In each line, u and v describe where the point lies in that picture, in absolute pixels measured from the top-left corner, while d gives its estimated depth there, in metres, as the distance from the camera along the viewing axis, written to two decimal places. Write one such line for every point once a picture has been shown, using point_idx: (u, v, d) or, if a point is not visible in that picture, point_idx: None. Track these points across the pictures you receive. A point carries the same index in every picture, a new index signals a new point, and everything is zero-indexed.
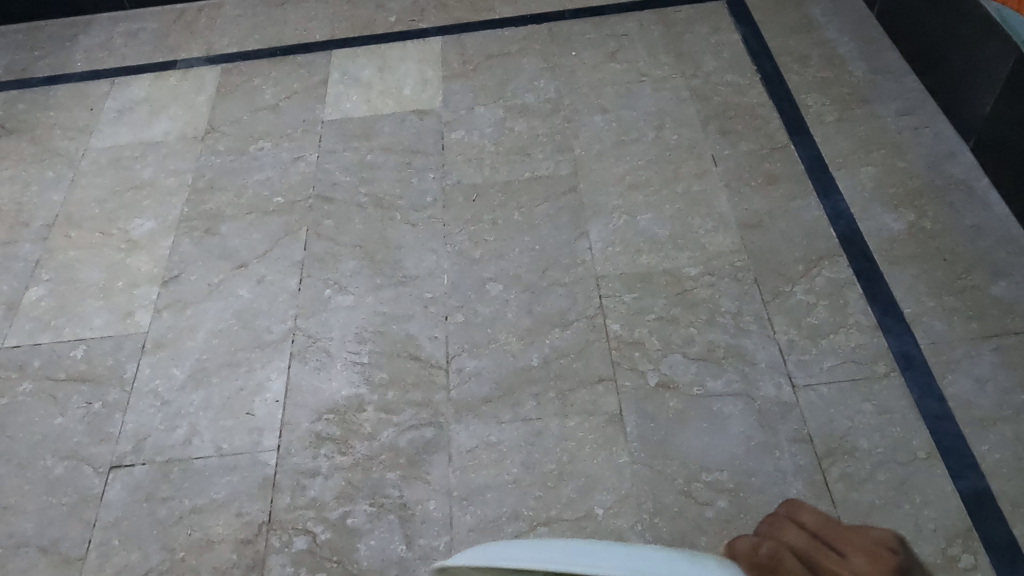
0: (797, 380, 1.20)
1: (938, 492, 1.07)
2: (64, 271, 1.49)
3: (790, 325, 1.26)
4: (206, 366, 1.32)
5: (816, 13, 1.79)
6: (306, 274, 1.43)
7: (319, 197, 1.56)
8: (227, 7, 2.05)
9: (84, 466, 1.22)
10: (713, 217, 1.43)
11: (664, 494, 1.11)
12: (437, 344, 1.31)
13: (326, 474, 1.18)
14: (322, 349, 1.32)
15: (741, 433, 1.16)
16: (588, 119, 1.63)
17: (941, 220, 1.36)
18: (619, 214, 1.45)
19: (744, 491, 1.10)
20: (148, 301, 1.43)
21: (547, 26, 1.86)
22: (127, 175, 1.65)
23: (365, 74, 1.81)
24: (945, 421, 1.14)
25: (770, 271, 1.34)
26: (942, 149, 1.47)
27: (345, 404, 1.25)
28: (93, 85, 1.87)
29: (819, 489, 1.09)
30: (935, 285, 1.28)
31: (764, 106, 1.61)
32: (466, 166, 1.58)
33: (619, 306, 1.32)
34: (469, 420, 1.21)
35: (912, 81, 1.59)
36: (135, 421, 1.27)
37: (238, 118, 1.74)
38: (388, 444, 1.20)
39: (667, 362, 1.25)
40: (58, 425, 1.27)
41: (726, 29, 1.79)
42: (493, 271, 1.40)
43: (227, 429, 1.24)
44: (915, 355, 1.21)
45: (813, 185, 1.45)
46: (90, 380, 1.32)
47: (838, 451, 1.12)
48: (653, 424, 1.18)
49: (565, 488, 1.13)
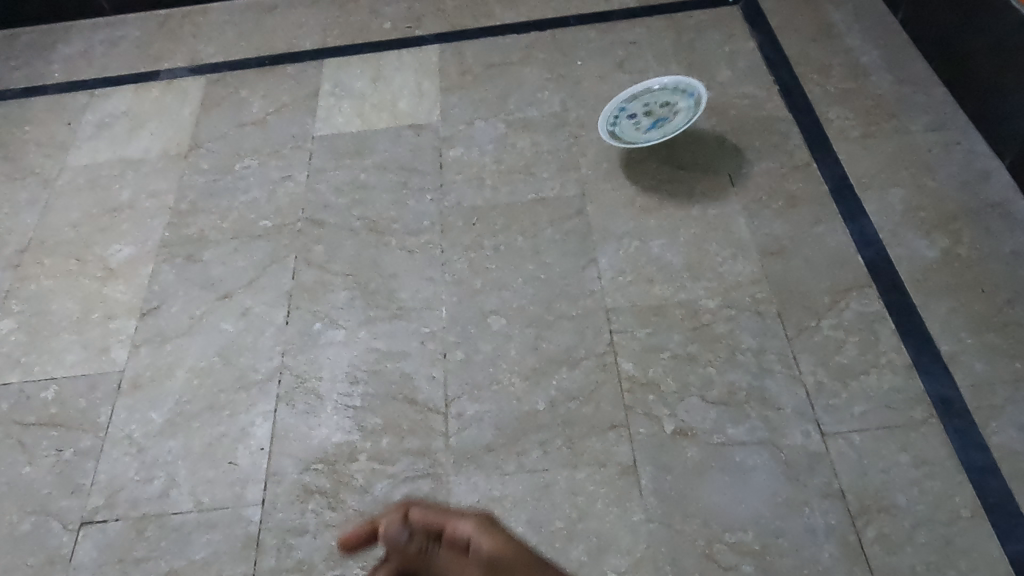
0: (826, 427, 1.10)
1: (985, 555, 0.98)
2: (36, 302, 1.40)
3: (817, 365, 1.17)
4: (186, 409, 1.23)
5: (835, 18, 1.69)
6: (294, 306, 1.33)
7: (309, 220, 1.46)
8: (213, 13, 1.94)
9: (52, 522, 1.13)
10: (731, 242, 1.33)
11: (683, 557, 1.01)
12: (435, 385, 1.21)
13: (314, 532, 1.08)
14: (311, 390, 1.23)
15: (766, 487, 1.06)
16: (595, 134, 1.53)
17: (978, 247, 1.26)
18: (630, 240, 1.35)
19: (771, 554, 1.01)
20: (125, 335, 1.33)
21: (551, 33, 1.76)
22: (105, 196, 1.55)
23: (358, 86, 1.70)
24: (989, 474, 1.04)
25: (794, 303, 1.24)
26: (976, 167, 1.37)
27: (335, 452, 1.16)
28: (71, 97, 1.77)
29: (854, 552, 1.00)
30: (974, 319, 1.18)
31: (783, 120, 1.51)
32: (465, 186, 1.48)
33: (632, 343, 1.22)
34: (469, 471, 1.12)
35: (942, 93, 1.49)
36: (109, 470, 1.17)
37: (224, 134, 1.64)
38: (383, 498, 1.10)
39: (683, 406, 1.15)
40: (26, 474, 1.18)
41: (741, 36, 1.68)
42: (495, 303, 1.30)
43: (208, 480, 1.15)
44: (954, 399, 1.11)
45: (837, 208, 1.35)
46: (61, 425, 1.22)
47: (873, 508, 1.03)
48: (669, 476, 1.08)
49: (575, 549, 1.03)
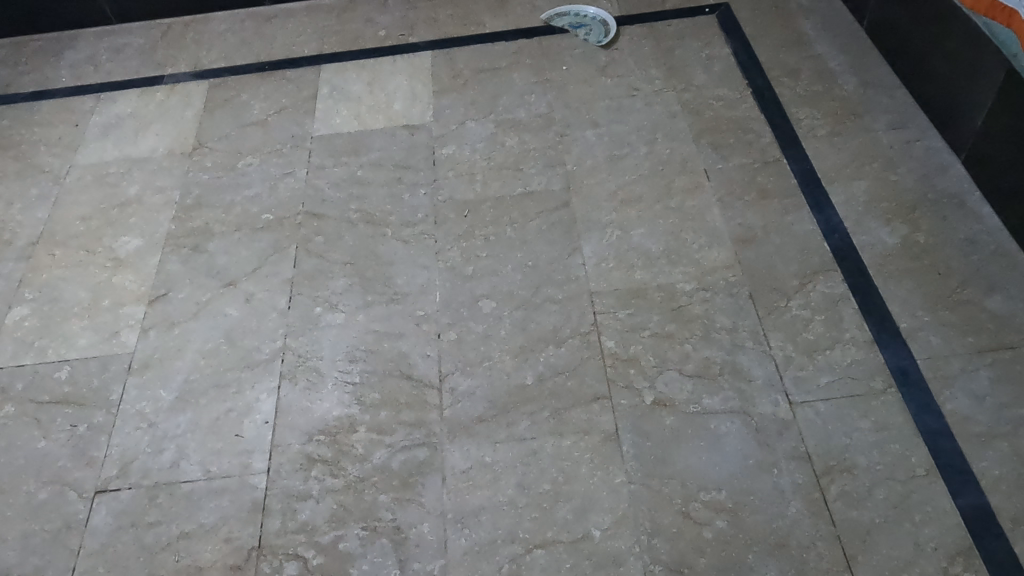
0: (794, 397, 1.19)
1: (938, 509, 1.06)
2: (49, 290, 1.46)
3: (786, 341, 1.26)
4: (194, 387, 1.30)
5: (805, 26, 1.80)
6: (296, 292, 1.41)
7: (309, 213, 1.54)
8: (214, 21, 2.03)
9: (69, 491, 1.19)
10: (707, 231, 1.42)
11: (661, 514, 1.09)
12: (430, 362, 1.29)
13: (317, 497, 1.16)
14: (312, 369, 1.30)
15: (739, 451, 1.15)
16: (580, 133, 1.63)
17: (934, 234, 1.36)
18: (612, 229, 1.44)
19: (743, 510, 1.09)
20: (135, 320, 1.40)
21: (538, 41, 1.86)
22: (113, 193, 1.62)
23: (355, 89, 1.79)
24: (943, 437, 1.13)
25: (765, 285, 1.33)
26: (934, 162, 1.47)
27: (336, 424, 1.23)
28: (78, 100, 1.85)
29: (818, 508, 1.08)
30: (931, 299, 1.28)
31: (756, 119, 1.61)
32: (456, 181, 1.56)
33: (614, 324, 1.31)
34: (462, 440, 1.19)
35: (903, 95, 1.60)
36: (121, 444, 1.24)
37: (227, 134, 1.72)
38: (381, 465, 1.18)
39: (662, 379, 1.23)
40: (42, 449, 1.24)
41: (717, 43, 1.79)
42: (485, 288, 1.38)
43: (215, 451, 1.22)
44: (911, 370, 1.20)
45: (806, 199, 1.45)
46: (75, 403, 1.29)
47: (837, 468, 1.11)
48: (649, 442, 1.17)
49: (561, 509, 1.11)
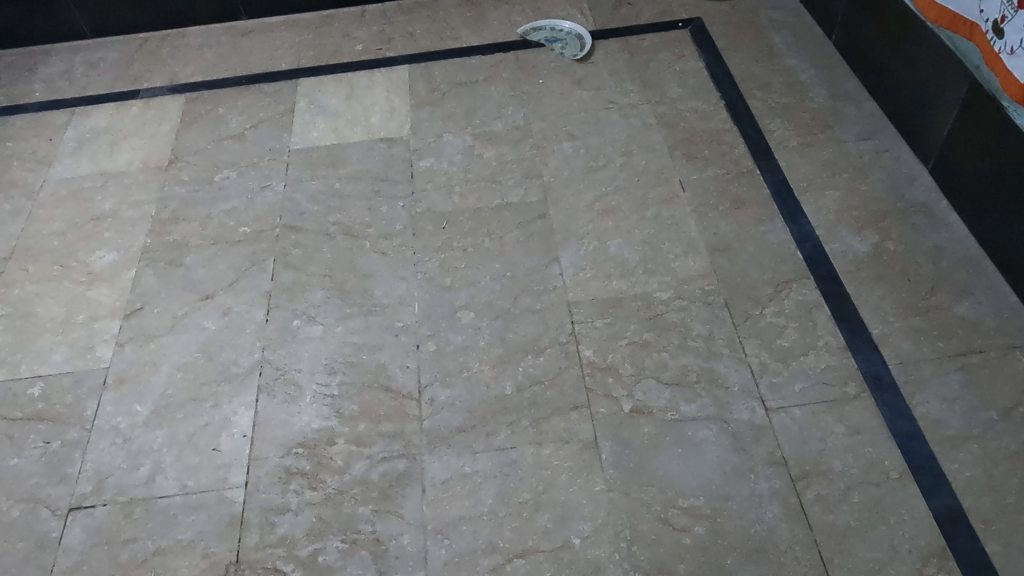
0: (770, 403, 1.21)
1: (912, 511, 1.08)
2: (21, 306, 1.45)
3: (761, 348, 1.27)
4: (170, 401, 1.29)
5: (776, 40, 1.83)
6: (274, 305, 1.41)
7: (287, 226, 1.54)
8: (191, 36, 2.03)
9: (41, 508, 1.17)
10: (682, 241, 1.44)
11: (641, 521, 1.10)
12: (409, 373, 1.29)
13: (295, 510, 1.15)
14: (291, 381, 1.30)
15: (716, 457, 1.16)
16: (557, 145, 1.64)
17: (904, 242, 1.39)
18: (590, 240, 1.46)
19: (721, 516, 1.10)
20: (110, 335, 1.39)
21: (514, 54, 1.88)
22: (88, 207, 1.61)
23: (333, 103, 1.80)
24: (916, 440, 1.14)
25: (740, 294, 1.35)
26: (903, 172, 1.50)
27: (315, 437, 1.22)
28: (52, 115, 1.83)
29: (795, 512, 1.09)
30: (901, 306, 1.30)
31: (729, 131, 1.63)
32: (434, 193, 1.57)
33: (592, 333, 1.32)
34: (442, 451, 1.19)
35: (872, 107, 1.63)
36: (95, 460, 1.22)
37: (204, 147, 1.72)
38: (361, 477, 1.17)
39: (640, 387, 1.24)
40: (14, 466, 1.22)
41: (690, 57, 1.82)
42: (464, 299, 1.39)
43: (192, 466, 1.20)
44: (883, 375, 1.22)
45: (779, 209, 1.47)
46: (49, 419, 1.27)
47: (812, 472, 1.13)
48: (628, 449, 1.17)
49: (542, 517, 1.11)
